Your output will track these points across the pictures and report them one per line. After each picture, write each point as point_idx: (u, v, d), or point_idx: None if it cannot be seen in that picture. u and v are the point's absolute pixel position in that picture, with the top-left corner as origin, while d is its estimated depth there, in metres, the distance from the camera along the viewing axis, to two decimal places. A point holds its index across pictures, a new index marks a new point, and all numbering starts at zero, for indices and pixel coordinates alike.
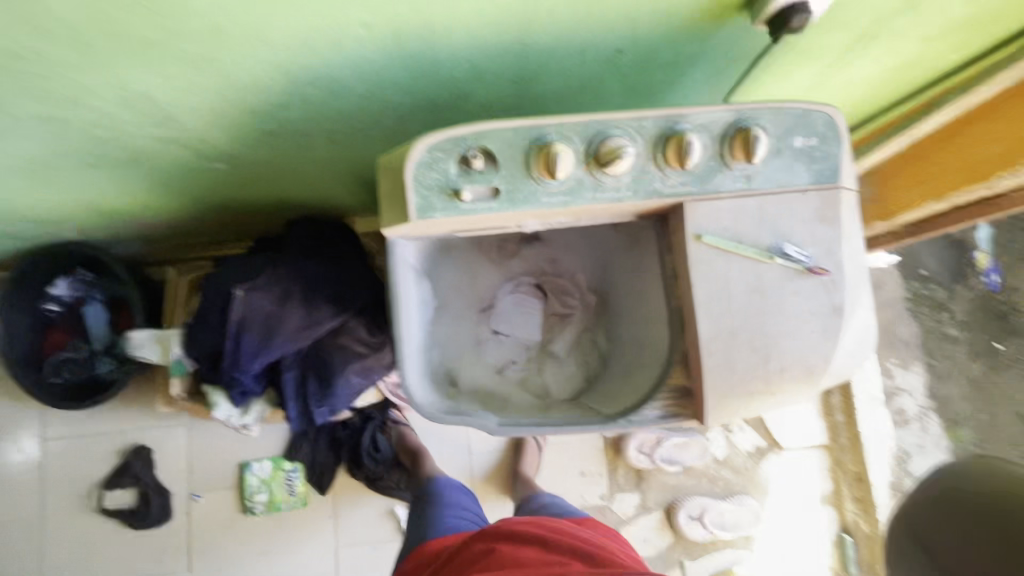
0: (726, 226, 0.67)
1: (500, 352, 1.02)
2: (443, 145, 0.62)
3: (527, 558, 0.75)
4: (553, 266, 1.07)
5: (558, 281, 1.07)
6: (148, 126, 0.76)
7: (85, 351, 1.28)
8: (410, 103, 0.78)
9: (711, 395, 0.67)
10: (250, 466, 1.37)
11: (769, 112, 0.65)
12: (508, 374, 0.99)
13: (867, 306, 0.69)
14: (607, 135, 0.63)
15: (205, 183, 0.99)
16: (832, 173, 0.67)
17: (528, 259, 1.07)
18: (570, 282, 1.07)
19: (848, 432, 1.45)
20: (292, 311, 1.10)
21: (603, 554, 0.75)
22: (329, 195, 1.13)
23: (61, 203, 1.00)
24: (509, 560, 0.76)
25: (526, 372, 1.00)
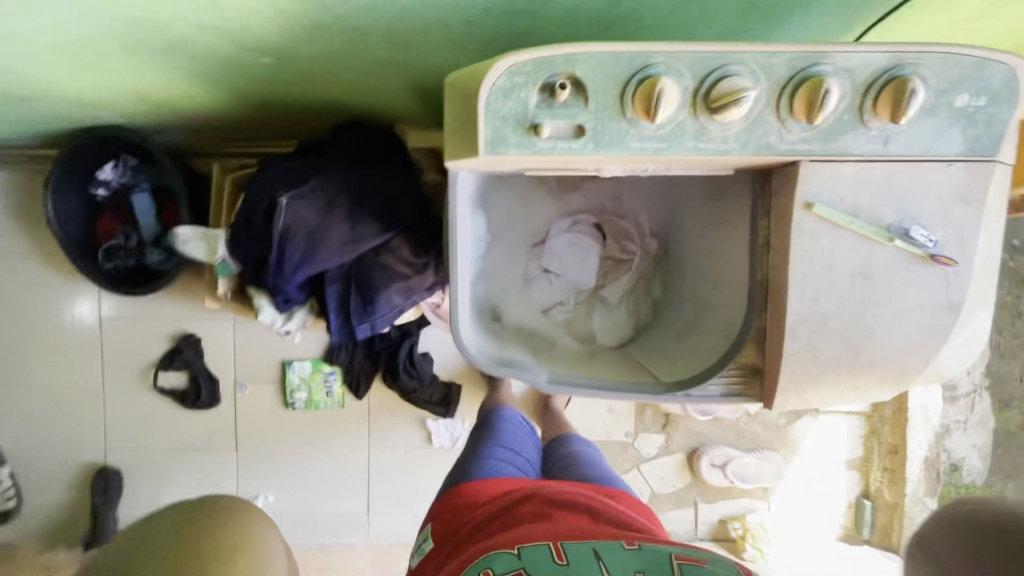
0: (843, 195, 0.57)
1: (549, 292, 0.96)
2: (526, 68, 0.52)
3: (573, 523, 0.67)
4: (617, 205, 0.97)
5: (620, 222, 0.98)
6: (188, 10, 0.67)
7: (134, 239, 1.30)
8: (484, 5, 0.66)
9: (784, 381, 0.62)
10: (291, 365, 1.42)
11: (935, 58, 0.52)
12: (554, 315, 0.94)
13: (988, 304, 0.60)
14: (725, 72, 0.52)
15: (249, 77, 0.91)
16: (991, 143, 0.55)
17: (589, 194, 0.98)
18: (632, 225, 0.97)
19: (893, 403, 1.40)
20: (336, 225, 1.05)
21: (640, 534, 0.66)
22: (380, 101, 1.03)
23: (102, 86, 0.94)
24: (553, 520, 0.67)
25: (573, 316, 0.95)
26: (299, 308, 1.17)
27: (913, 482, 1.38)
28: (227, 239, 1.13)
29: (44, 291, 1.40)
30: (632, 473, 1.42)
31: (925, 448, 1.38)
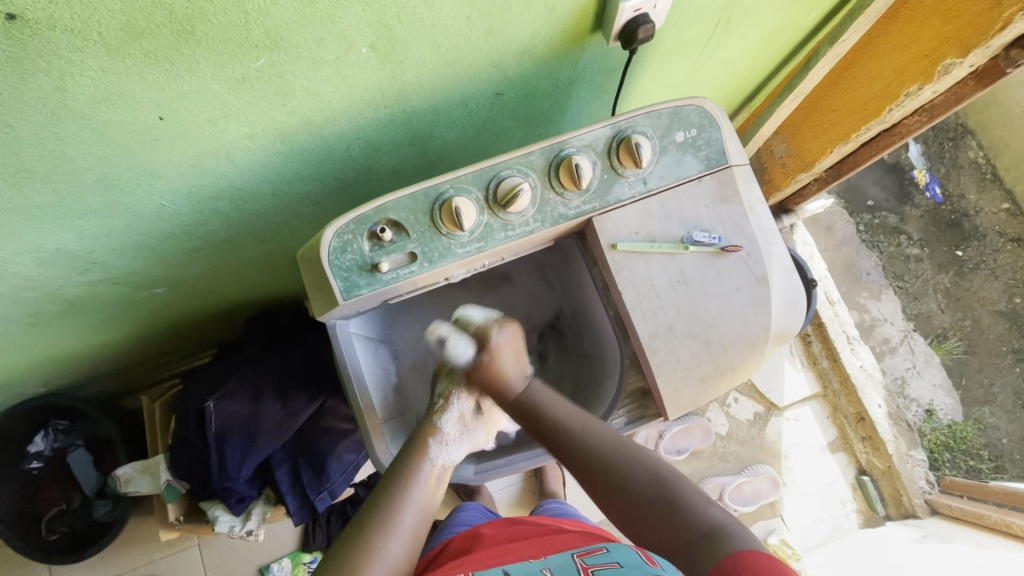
0: (636, 229, 0.70)
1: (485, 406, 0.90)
2: (348, 228, 0.64)
3: (519, 551, 0.61)
4: (510, 311, 0.96)
5: (518, 324, 0.95)
6: (75, 275, 0.78)
7: (77, 499, 1.28)
8: (320, 188, 0.81)
9: (666, 393, 0.70)
10: (269, 568, 1.35)
11: (644, 115, 0.68)
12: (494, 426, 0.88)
13: (787, 266, 0.72)
14: (500, 177, 0.66)
15: (149, 308, 0.99)
16: (719, 155, 0.71)
17: (489, 306, 0.96)
18: (531, 322, 0.95)
19: (837, 375, 1.47)
20: (268, 407, 1.09)
21: (580, 540, 0.62)
22: (278, 287, 1.15)
23: (16, 364, 1.00)
24: (493, 554, 0.62)
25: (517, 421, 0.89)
26: (256, 504, 1.17)
27: (892, 441, 1.41)
28: (166, 462, 1.14)
29: None
30: None
31: (882, 404, 1.44)
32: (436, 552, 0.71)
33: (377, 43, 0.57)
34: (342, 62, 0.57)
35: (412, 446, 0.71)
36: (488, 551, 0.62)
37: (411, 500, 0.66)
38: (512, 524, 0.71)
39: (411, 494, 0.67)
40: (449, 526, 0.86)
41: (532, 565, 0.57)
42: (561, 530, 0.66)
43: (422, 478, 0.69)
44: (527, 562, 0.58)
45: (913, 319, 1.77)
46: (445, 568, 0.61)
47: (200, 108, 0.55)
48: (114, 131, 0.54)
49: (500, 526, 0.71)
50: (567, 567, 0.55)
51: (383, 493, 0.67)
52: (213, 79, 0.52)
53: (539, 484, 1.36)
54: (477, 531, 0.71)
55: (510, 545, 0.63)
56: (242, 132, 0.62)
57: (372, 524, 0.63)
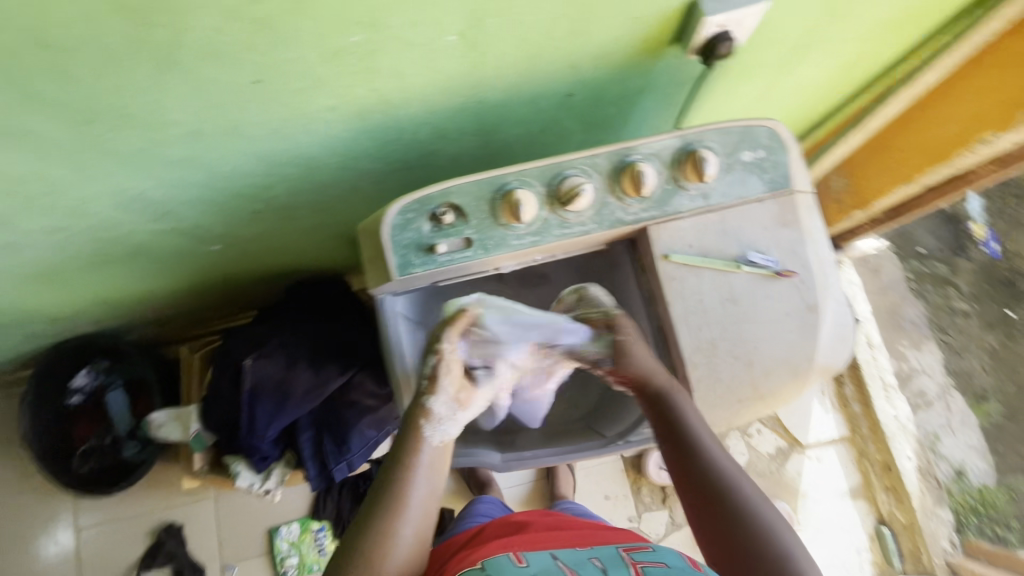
0: (690, 243, 0.70)
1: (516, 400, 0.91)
2: (412, 206, 0.66)
3: (563, 539, 0.63)
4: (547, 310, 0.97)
5: None
6: (146, 222, 0.82)
7: (110, 437, 1.33)
8: (383, 167, 0.83)
9: (702, 409, 0.70)
10: (278, 529, 1.39)
11: (713, 131, 0.69)
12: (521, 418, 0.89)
13: (839, 297, 0.71)
14: (564, 175, 0.68)
15: (204, 263, 1.04)
16: (784, 179, 0.71)
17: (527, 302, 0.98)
18: None
19: (867, 421, 1.43)
20: (301, 373, 1.12)
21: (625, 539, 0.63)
22: (324, 259, 1.18)
23: (76, 300, 1.06)
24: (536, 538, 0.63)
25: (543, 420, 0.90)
26: (276, 465, 1.21)
27: (918, 495, 1.37)
28: (198, 413, 1.18)
29: (22, 512, 1.39)
30: None
31: (911, 456, 1.40)
32: (464, 537, 0.71)
33: (465, 32, 0.59)
34: (431, 47, 0.59)
35: (414, 427, 0.64)
36: (531, 534, 0.64)
37: (416, 487, 0.62)
38: (550, 516, 0.72)
39: (414, 480, 0.62)
40: (469, 516, 0.87)
41: (580, 552, 0.59)
42: (592, 525, 0.68)
43: (427, 459, 0.64)
44: (572, 550, 0.59)
45: (953, 375, 1.71)
46: (487, 547, 0.62)
47: (291, 76, 0.58)
48: (211, 88, 0.57)
49: (538, 516, 0.73)
50: (616, 560, 0.57)
51: (390, 476, 0.62)
52: (311, 50, 0.55)
53: (550, 487, 1.36)
54: (516, 518, 0.72)
55: (549, 532, 0.65)
56: (324, 104, 0.64)
57: (382, 513, 0.60)
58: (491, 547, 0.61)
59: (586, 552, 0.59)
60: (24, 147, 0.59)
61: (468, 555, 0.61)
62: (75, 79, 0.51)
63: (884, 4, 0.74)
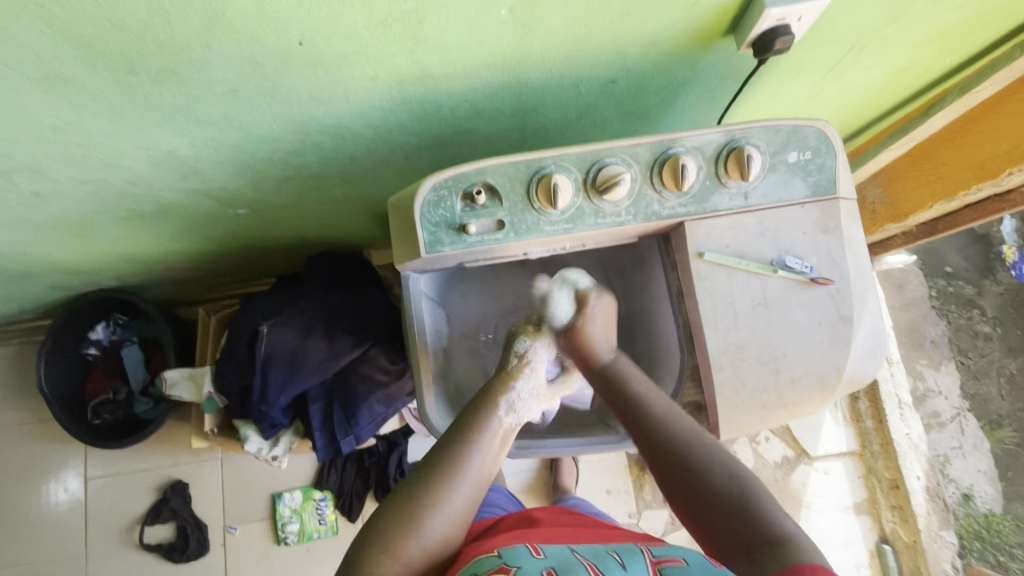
0: (726, 242, 0.68)
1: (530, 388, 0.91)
2: (446, 184, 0.65)
3: (580, 535, 0.63)
4: None
5: None
6: (175, 181, 0.81)
7: (123, 392, 1.35)
8: (416, 142, 0.82)
9: (723, 412, 0.69)
10: (281, 495, 1.41)
11: (761, 128, 0.66)
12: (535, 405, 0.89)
13: (874, 309, 0.70)
14: (603, 163, 0.66)
15: (227, 227, 1.04)
16: (829, 184, 0.68)
17: (548, 290, 0.97)
18: None
19: (878, 438, 1.41)
20: (315, 344, 1.13)
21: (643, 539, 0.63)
22: (345, 231, 1.17)
23: (100, 254, 1.06)
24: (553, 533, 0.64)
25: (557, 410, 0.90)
26: (285, 432, 1.21)
27: (923, 514, 1.34)
28: (212, 375, 1.19)
29: (35, 457, 1.43)
30: None
31: (921, 477, 1.38)
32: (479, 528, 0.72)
33: (516, 7, 0.57)
34: (479, 20, 0.58)
35: (482, 407, 0.70)
36: (548, 530, 0.65)
37: (477, 459, 0.66)
38: (566, 514, 0.73)
39: (476, 451, 0.66)
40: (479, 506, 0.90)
41: (597, 547, 0.59)
42: (608, 526, 0.69)
43: (490, 437, 0.68)
44: (590, 545, 0.60)
45: (969, 398, 1.68)
46: (504, 537, 0.63)
47: (337, 41, 0.57)
48: (255, 48, 0.56)
49: (555, 514, 0.73)
50: (635, 553, 0.57)
51: (453, 443, 0.66)
52: (359, 14, 0.53)
53: (552, 477, 1.36)
54: (532, 513, 0.73)
55: (565, 528, 0.66)
56: (366, 73, 0.63)
57: (438, 482, 0.63)
58: (507, 537, 0.62)
59: (603, 546, 0.59)
60: (63, 95, 0.59)
61: (485, 543, 0.62)
62: (121, 28, 0.50)
63: (949, 9, 0.71)
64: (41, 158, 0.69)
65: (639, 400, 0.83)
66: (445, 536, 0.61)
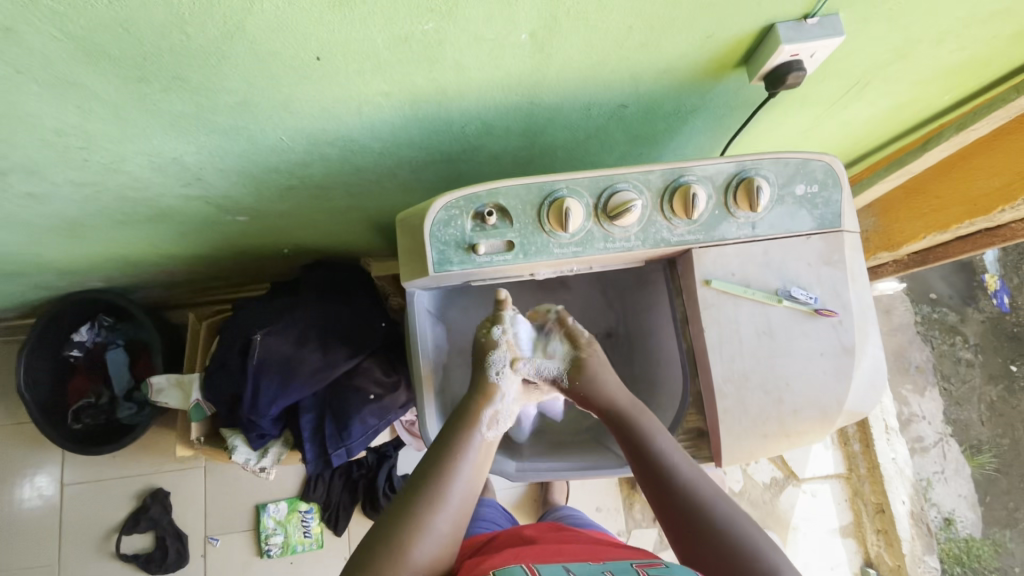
0: (733, 271, 0.69)
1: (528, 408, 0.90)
2: (457, 203, 0.65)
3: (577, 553, 0.62)
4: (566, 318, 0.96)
5: None
6: (176, 186, 0.80)
7: (106, 396, 1.32)
8: (424, 157, 0.81)
9: (725, 439, 0.69)
10: (265, 507, 1.38)
11: (770, 160, 0.67)
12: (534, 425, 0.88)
13: (874, 341, 0.71)
14: (614, 189, 0.66)
15: (225, 232, 1.02)
16: (834, 217, 0.69)
17: (548, 308, 0.97)
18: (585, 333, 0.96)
19: (865, 462, 1.43)
20: (310, 354, 1.11)
21: (640, 555, 0.62)
22: (344, 241, 1.16)
23: (90, 255, 1.04)
24: (548, 550, 0.62)
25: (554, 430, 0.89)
26: (274, 443, 1.19)
27: (908, 540, 1.37)
28: (200, 382, 1.16)
29: (9, 461, 1.38)
30: None
31: (906, 501, 1.40)
32: (476, 546, 0.71)
33: (537, 32, 0.57)
34: (499, 42, 0.58)
35: (463, 427, 0.68)
36: (544, 547, 0.63)
37: (461, 479, 0.64)
38: (562, 531, 0.72)
39: (460, 471, 0.65)
40: (474, 520, 0.90)
41: (592, 565, 0.58)
42: (607, 543, 0.67)
43: (474, 455, 0.67)
44: (586, 563, 0.58)
45: (951, 424, 1.71)
46: (498, 557, 0.61)
47: (355, 57, 0.56)
48: (271, 61, 0.55)
49: (551, 530, 0.72)
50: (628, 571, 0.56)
51: (436, 464, 0.65)
52: (380, 32, 0.53)
53: (543, 493, 1.35)
54: (527, 531, 0.71)
55: (561, 546, 0.64)
56: (381, 88, 0.63)
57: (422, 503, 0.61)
58: (502, 557, 0.61)
59: (598, 564, 0.58)
60: (69, 99, 0.57)
61: (479, 563, 0.60)
62: (136, 35, 0.49)
63: (952, 50, 0.73)
64: (40, 159, 0.67)
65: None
66: (432, 562, 0.59)
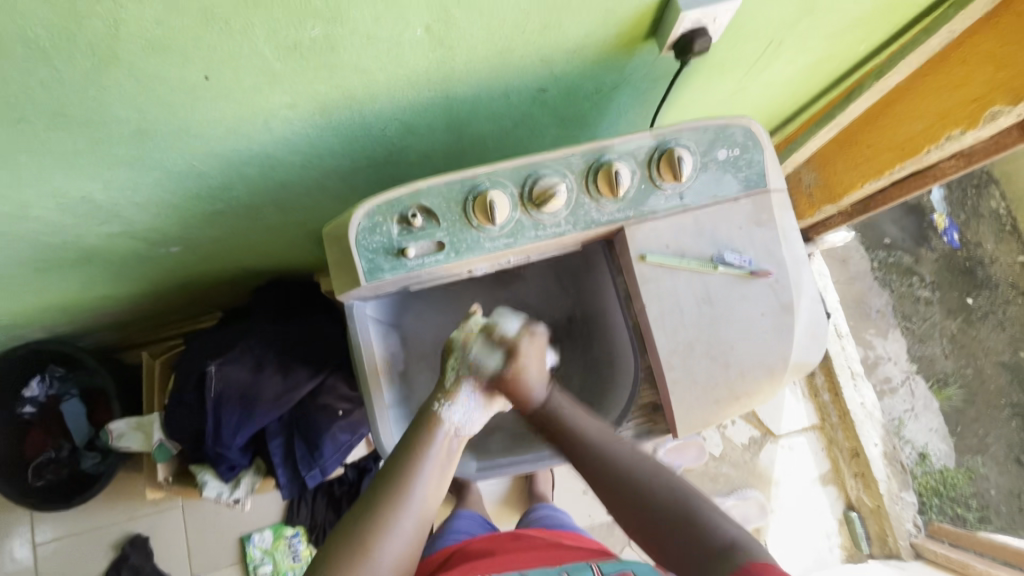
0: (666, 243, 0.69)
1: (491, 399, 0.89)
2: (379, 209, 0.64)
3: (535, 556, 0.64)
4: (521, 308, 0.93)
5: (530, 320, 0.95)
6: (93, 225, 0.76)
7: (66, 448, 1.27)
8: (350, 164, 0.79)
9: (678, 410, 0.69)
10: (250, 537, 1.36)
11: (688, 129, 0.67)
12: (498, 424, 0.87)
13: (812, 294, 0.72)
14: (537, 176, 0.66)
15: (161, 266, 0.98)
16: (759, 177, 0.70)
17: (502, 299, 0.94)
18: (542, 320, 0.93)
19: (837, 409, 1.47)
20: (269, 377, 1.08)
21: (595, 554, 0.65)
22: (290, 258, 1.13)
23: (21, 307, 0.99)
24: (507, 556, 0.65)
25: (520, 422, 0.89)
26: (246, 473, 1.16)
27: (884, 481, 1.41)
28: (161, 421, 1.13)
29: None
30: (627, 551, 1.38)
31: (879, 443, 1.44)
32: (440, 557, 0.72)
33: (432, 25, 0.56)
34: (395, 40, 0.56)
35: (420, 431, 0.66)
36: (502, 555, 0.65)
37: (419, 492, 0.62)
38: (522, 535, 0.74)
39: (422, 473, 0.63)
40: (448, 534, 0.90)
41: (549, 569, 0.60)
42: (566, 545, 0.69)
43: (434, 454, 0.65)
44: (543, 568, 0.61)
45: (916, 361, 1.77)
46: (459, 569, 0.63)
47: (245, 72, 0.54)
48: (155, 86, 0.53)
49: (513, 535, 0.74)
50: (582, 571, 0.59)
51: (395, 469, 0.63)
52: (265, 45, 0.51)
53: (528, 485, 1.35)
54: (490, 539, 0.73)
55: (521, 553, 0.66)
56: (284, 101, 0.61)
57: (372, 526, 0.58)
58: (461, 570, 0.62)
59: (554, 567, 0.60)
60: None
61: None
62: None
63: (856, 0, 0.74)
64: None
65: (596, 403, 0.83)
66: (401, 561, 0.59)
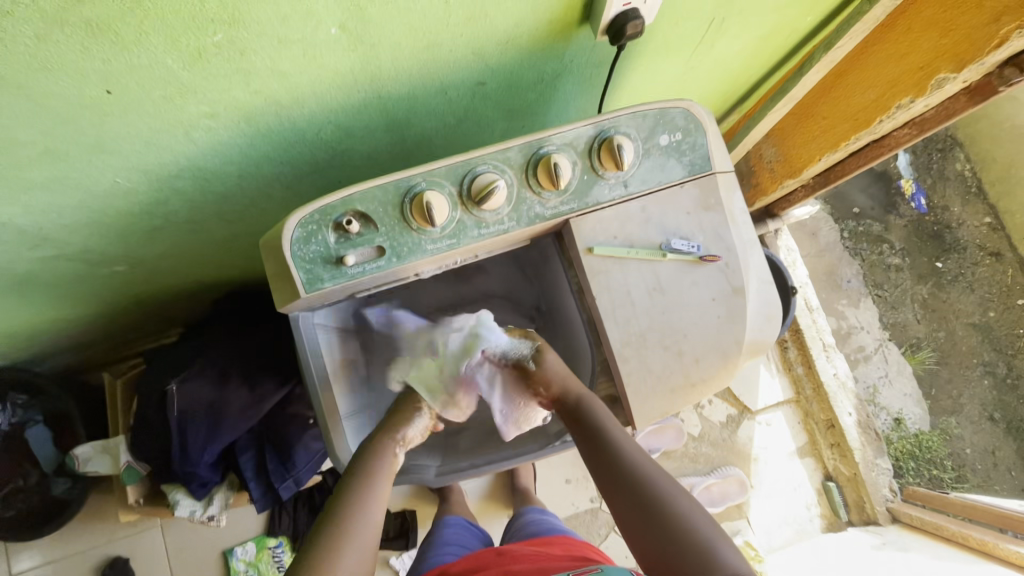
0: (614, 233, 0.68)
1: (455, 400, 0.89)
2: (313, 218, 0.62)
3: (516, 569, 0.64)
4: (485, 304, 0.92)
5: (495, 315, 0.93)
6: (24, 250, 0.73)
7: (35, 476, 1.20)
8: (291, 172, 0.77)
9: (635, 401, 0.69)
10: (233, 550, 1.34)
11: (628, 115, 0.66)
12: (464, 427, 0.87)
13: (764, 276, 0.71)
14: (476, 173, 0.64)
15: (108, 286, 0.95)
16: (703, 160, 0.69)
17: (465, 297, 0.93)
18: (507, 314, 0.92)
19: (811, 382, 1.49)
20: (235, 392, 1.04)
21: (577, 562, 0.65)
22: (247, 268, 1.10)
23: None
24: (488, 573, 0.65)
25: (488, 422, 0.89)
26: (218, 490, 1.17)
27: (860, 449, 1.43)
28: (127, 443, 1.11)
29: None
30: (612, 537, 1.39)
31: (853, 412, 1.46)
32: None
33: (347, 24, 0.53)
34: (310, 42, 0.54)
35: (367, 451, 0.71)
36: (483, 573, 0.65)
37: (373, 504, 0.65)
38: (505, 549, 0.74)
39: (374, 489, 0.67)
40: (440, 545, 0.89)
41: None
42: (547, 556, 0.68)
43: (384, 470, 0.70)
44: None
45: (889, 328, 1.78)
46: None
47: (152, 83, 0.52)
48: (54, 103, 0.50)
49: (495, 551, 0.74)
50: None
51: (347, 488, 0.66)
52: (166, 53, 0.49)
53: (510, 479, 1.35)
54: (471, 558, 0.73)
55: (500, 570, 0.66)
56: (201, 111, 0.58)
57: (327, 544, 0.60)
58: None
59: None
60: None
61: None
62: None
63: None
64: None
65: None
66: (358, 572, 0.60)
